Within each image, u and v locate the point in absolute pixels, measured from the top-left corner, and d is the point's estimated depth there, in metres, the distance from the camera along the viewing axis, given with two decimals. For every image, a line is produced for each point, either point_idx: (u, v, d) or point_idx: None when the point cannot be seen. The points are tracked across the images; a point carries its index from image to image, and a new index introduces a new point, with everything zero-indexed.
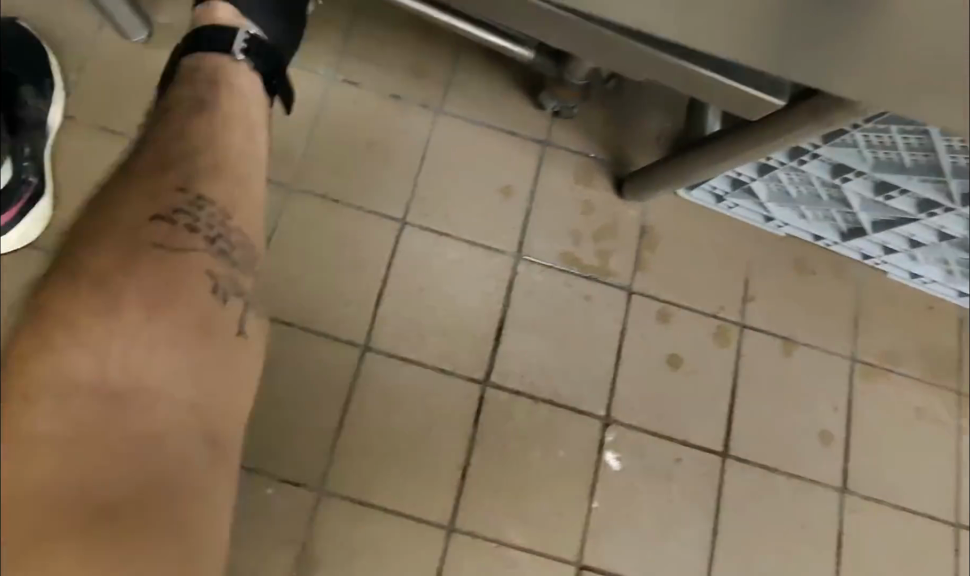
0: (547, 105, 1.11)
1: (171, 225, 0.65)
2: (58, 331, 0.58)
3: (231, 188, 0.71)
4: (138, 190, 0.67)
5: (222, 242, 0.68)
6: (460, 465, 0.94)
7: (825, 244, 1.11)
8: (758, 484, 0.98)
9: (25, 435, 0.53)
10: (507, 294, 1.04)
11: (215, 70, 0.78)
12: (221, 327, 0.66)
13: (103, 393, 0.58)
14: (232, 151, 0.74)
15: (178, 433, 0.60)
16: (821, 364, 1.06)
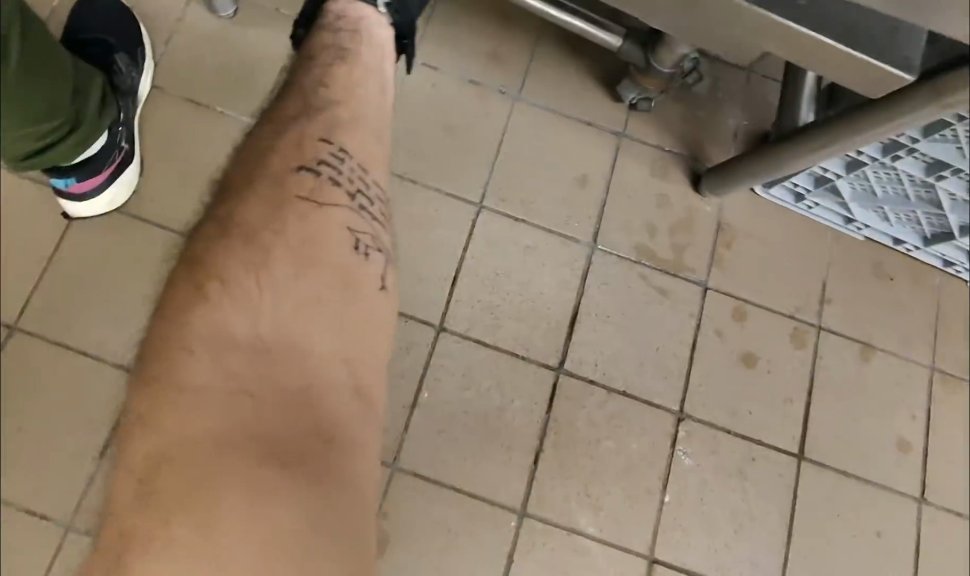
0: (624, 97, 1.11)
1: (317, 178, 0.64)
2: (213, 284, 0.59)
3: (368, 142, 0.69)
4: (284, 143, 0.66)
5: (363, 199, 0.66)
6: (531, 450, 0.95)
7: (906, 248, 1.09)
8: (834, 489, 0.97)
9: (189, 384, 0.55)
10: (581, 283, 1.04)
11: (357, 19, 0.74)
12: (364, 281, 0.63)
13: (256, 343, 0.57)
14: (368, 107, 0.71)
15: (325, 386, 0.58)
16: (900, 370, 1.04)
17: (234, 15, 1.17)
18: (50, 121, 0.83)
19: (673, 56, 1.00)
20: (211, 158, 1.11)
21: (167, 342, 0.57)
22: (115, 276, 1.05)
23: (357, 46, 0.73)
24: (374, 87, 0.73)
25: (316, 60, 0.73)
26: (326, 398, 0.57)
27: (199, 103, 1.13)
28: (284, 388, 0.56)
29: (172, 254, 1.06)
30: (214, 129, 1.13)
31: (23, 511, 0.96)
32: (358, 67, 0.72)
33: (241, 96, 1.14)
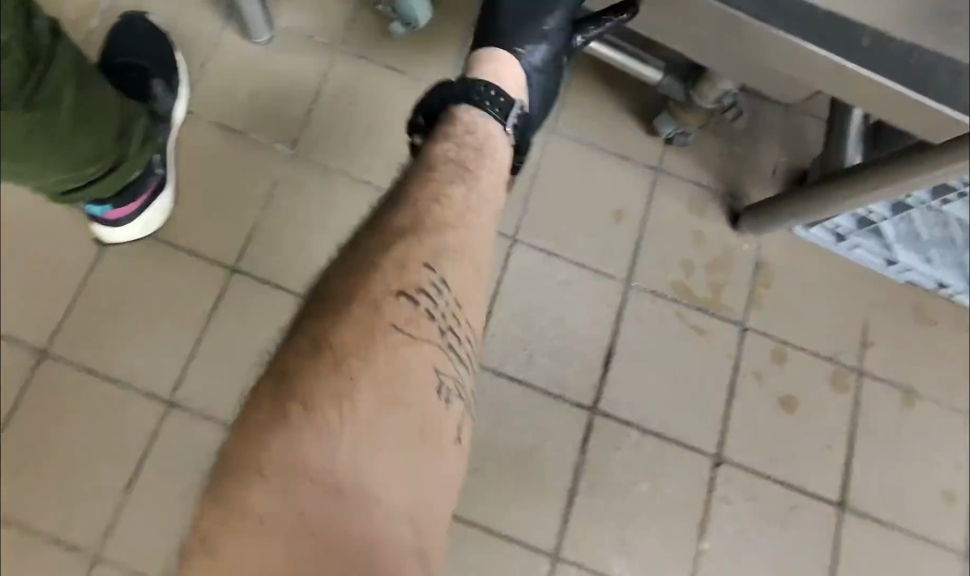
0: (662, 130, 1.09)
1: (414, 308, 0.58)
2: (295, 407, 0.51)
3: (471, 276, 0.63)
4: (386, 262, 0.60)
5: (453, 336, 0.60)
6: (566, 491, 0.93)
7: (948, 292, 1.06)
8: (876, 540, 0.94)
9: (256, 517, 0.48)
10: (616, 320, 1.03)
11: (484, 138, 0.72)
12: (441, 438, 0.56)
13: (329, 485, 0.49)
14: (478, 237, 0.66)
15: (397, 539, 0.50)
16: (945, 418, 1.01)
17: (270, 43, 1.18)
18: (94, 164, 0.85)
19: (713, 91, 0.99)
20: (246, 185, 1.12)
21: (237, 462, 0.50)
22: (148, 304, 1.05)
23: (476, 165, 0.69)
24: (487, 216, 0.68)
25: (434, 171, 0.67)
26: (393, 566, 0.49)
27: (234, 130, 1.14)
28: (354, 539, 0.49)
29: (205, 283, 1.06)
30: (283, 189, 1.12)
31: (51, 539, 0.96)
32: (474, 189, 0.67)
33: (277, 124, 1.15)
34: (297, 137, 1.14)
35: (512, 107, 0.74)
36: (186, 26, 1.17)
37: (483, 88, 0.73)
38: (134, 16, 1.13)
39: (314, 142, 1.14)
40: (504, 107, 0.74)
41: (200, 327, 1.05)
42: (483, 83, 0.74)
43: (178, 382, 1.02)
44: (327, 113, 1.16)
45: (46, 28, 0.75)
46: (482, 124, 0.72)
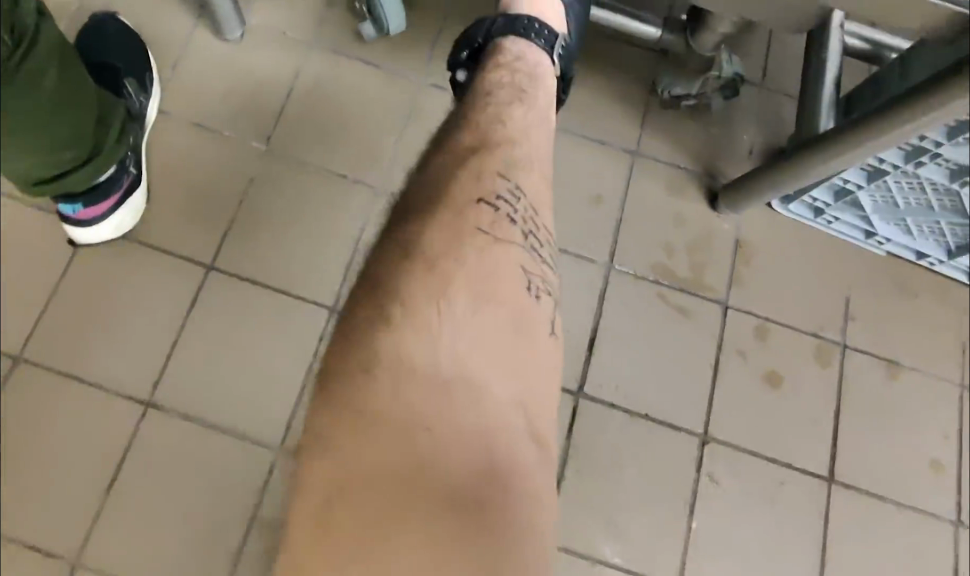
0: (661, 89, 1.10)
1: (495, 213, 0.61)
2: (396, 307, 0.56)
3: (542, 185, 0.65)
4: (450, 201, 0.61)
5: (534, 239, 0.63)
6: (554, 476, 0.92)
7: (930, 262, 1.06)
8: (865, 512, 0.94)
9: (370, 410, 0.52)
10: (599, 304, 1.02)
11: (534, 65, 0.72)
12: (535, 329, 0.60)
13: (436, 377, 0.54)
14: (542, 150, 0.68)
15: (503, 423, 0.54)
16: (930, 389, 1.01)
17: (242, 40, 1.17)
18: (68, 151, 0.82)
19: (711, 42, 1.01)
20: (220, 182, 1.10)
21: (349, 365, 0.54)
22: (124, 306, 1.03)
23: (533, 90, 0.70)
24: (544, 132, 0.69)
25: (491, 95, 0.68)
26: (503, 446, 0.54)
27: (208, 128, 1.12)
28: (464, 430, 0.53)
29: (182, 282, 1.05)
30: (283, 188, 1.10)
31: (30, 546, 0.94)
32: (533, 108, 0.69)
33: (251, 119, 1.13)
34: (271, 133, 1.13)
35: (556, 39, 0.74)
36: (155, 24, 1.16)
37: (522, 17, 0.73)
38: (103, 17, 1.11)
39: (288, 137, 1.12)
40: (550, 38, 0.73)
41: (178, 326, 1.03)
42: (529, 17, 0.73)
43: (156, 383, 1.00)
44: (301, 107, 1.14)
45: (29, 7, 0.74)
46: (532, 53, 0.72)
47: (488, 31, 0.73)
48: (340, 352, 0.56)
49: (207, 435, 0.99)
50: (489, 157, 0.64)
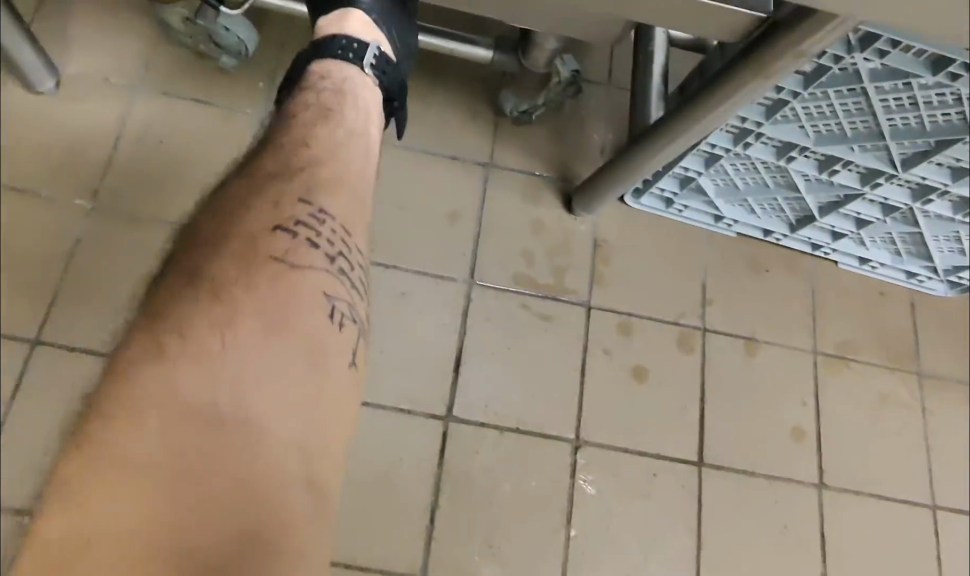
0: (506, 107, 1.07)
1: (292, 240, 0.59)
2: (172, 342, 0.52)
3: (353, 205, 0.64)
4: (262, 202, 0.61)
5: (345, 261, 0.61)
6: (427, 507, 0.89)
7: (776, 238, 1.08)
8: (736, 490, 0.96)
9: (121, 455, 0.48)
10: (462, 323, 0.99)
11: (341, 82, 0.71)
12: (334, 354, 0.58)
13: (210, 414, 0.51)
14: (351, 171, 0.66)
15: (282, 460, 0.52)
16: (787, 360, 1.04)
17: (58, 89, 1.07)
18: None
19: (543, 55, 0.99)
20: (44, 249, 1.00)
21: (114, 410, 0.50)
22: None
23: (341, 108, 0.69)
24: (361, 148, 0.68)
25: (296, 116, 0.68)
26: (277, 489, 0.51)
27: (25, 189, 1.02)
28: (230, 469, 0.49)
29: (6, 358, 0.95)
30: (111, 243, 1.01)
31: None
32: (342, 127, 0.68)
33: (71, 176, 1.03)
34: (97, 188, 1.03)
35: (367, 53, 0.72)
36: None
37: (331, 37, 0.72)
38: None
39: (116, 190, 1.03)
40: (361, 54, 0.72)
41: (4, 411, 0.94)
42: (339, 37, 0.72)
43: None
44: (130, 157, 1.05)
45: None
46: (340, 70, 0.71)
47: (302, 61, 0.73)
48: (105, 398, 0.50)
49: None
50: (293, 183, 0.62)
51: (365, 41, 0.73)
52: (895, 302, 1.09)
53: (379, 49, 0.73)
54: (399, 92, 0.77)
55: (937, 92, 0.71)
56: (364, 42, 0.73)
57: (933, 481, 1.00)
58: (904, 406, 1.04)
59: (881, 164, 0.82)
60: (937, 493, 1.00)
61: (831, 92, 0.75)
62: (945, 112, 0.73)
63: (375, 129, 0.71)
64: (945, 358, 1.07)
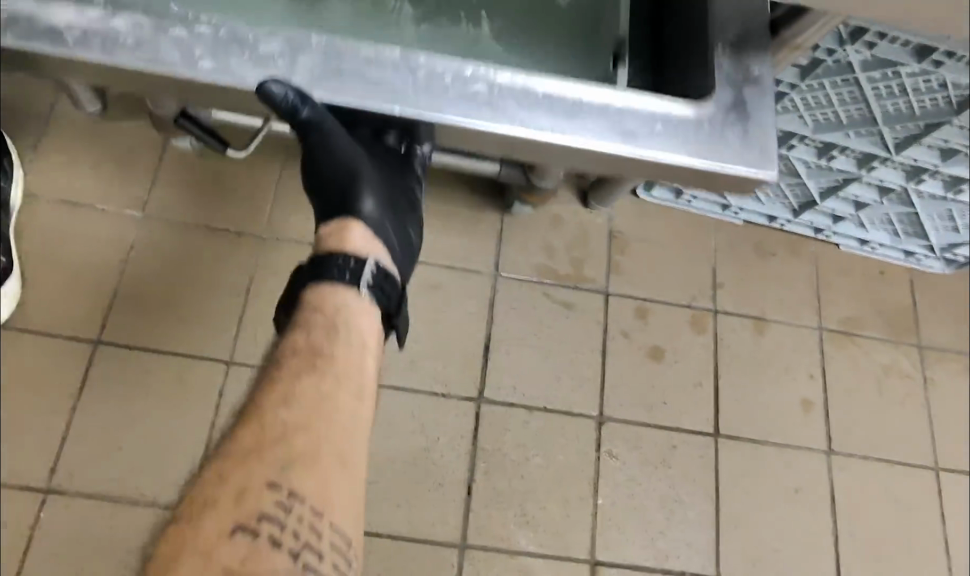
0: (515, 208, 1.09)
1: (251, 545, 0.54)
2: None
3: (330, 476, 0.58)
4: (225, 482, 0.56)
5: (313, 558, 0.55)
6: (463, 481, 0.96)
7: (780, 223, 1.15)
8: (750, 458, 1.02)
9: None
10: (489, 313, 1.06)
11: (335, 313, 0.64)
12: None
13: None
14: (334, 429, 0.60)
15: None
16: (795, 336, 1.10)
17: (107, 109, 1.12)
18: None
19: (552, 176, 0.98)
20: (98, 258, 1.05)
21: None
22: (10, 396, 0.98)
23: (333, 348, 0.63)
24: (349, 394, 0.62)
25: (283, 367, 0.62)
26: None
27: (77, 203, 1.07)
28: None
29: (67, 363, 1.00)
30: (161, 250, 1.06)
31: None
32: (329, 377, 0.62)
33: (121, 189, 1.09)
34: (147, 200, 1.09)
35: (365, 267, 0.65)
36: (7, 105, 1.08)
37: (329, 255, 0.65)
38: None
39: (166, 200, 1.09)
40: (358, 267, 0.65)
41: (70, 409, 0.98)
42: (339, 252, 0.65)
43: (55, 469, 0.95)
44: (176, 169, 1.11)
45: None
46: (336, 295, 0.64)
47: (299, 279, 0.66)
48: None
49: (114, 510, 0.94)
50: (262, 462, 0.57)
51: (364, 255, 0.66)
52: (894, 280, 1.16)
53: (377, 265, 0.66)
54: (402, 307, 0.68)
55: (923, 78, 0.77)
56: (362, 255, 0.65)
57: (935, 445, 1.06)
58: (906, 376, 1.10)
59: (874, 149, 0.89)
60: (940, 456, 1.06)
61: (826, 83, 0.81)
62: (932, 97, 0.79)
63: (369, 364, 0.65)
64: (944, 331, 1.13)
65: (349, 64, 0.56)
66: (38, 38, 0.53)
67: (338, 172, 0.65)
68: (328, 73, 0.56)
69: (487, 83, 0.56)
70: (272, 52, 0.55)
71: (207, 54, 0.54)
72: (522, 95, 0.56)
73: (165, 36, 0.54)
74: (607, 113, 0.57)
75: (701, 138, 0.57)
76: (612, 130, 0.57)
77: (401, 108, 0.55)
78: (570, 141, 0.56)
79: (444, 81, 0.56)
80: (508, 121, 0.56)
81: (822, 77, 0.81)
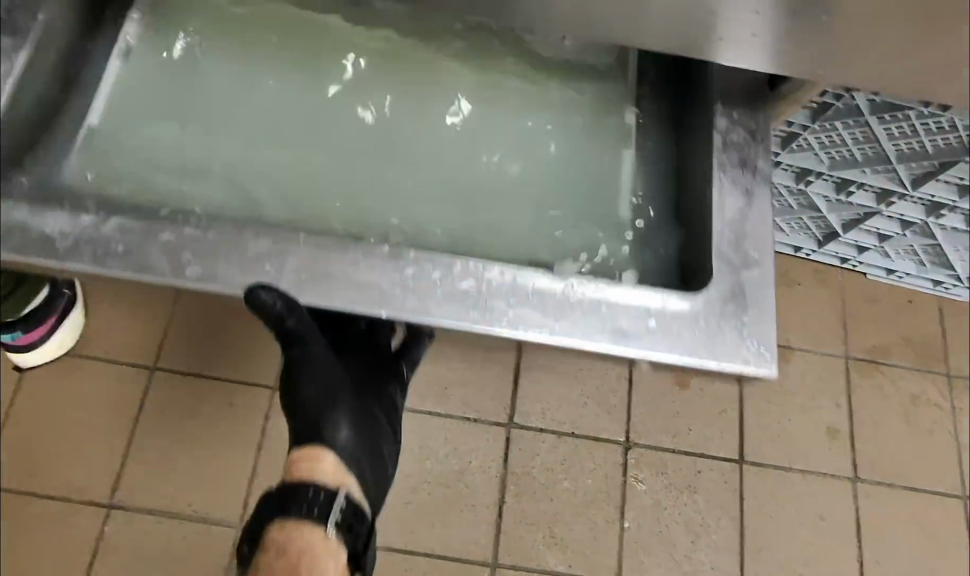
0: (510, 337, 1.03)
1: None
2: None
3: None
4: None
5: None
6: (494, 504, 1.00)
7: (805, 253, 1.17)
8: (775, 485, 1.04)
9: None
10: None
11: (300, 549, 0.68)
12: None
13: None
14: None
15: None
16: (820, 365, 1.12)
17: None
18: None
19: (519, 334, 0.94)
20: None
21: None
22: (75, 418, 1.06)
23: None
24: None
25: None
26: None
27: None
28: None
29: (129, 391, 1.07)
30: None
31: None
32: None
33: None
34: None
35: (335, 496, 0.71)
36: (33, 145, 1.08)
37: (299, 485, 0.71)
38: None
39: None
40: (328, 495, 0.71)
41: (129, 429, 1.05)
42: (311, 484, 0.71)
43: (116, 485, 1.03)
44: None
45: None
46: (304, 532, 0.70)
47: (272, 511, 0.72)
48: None
49: (168, 527, 1.01)
50: None
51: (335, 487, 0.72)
52: (921, 309, 1.17)
53: (346, 496, 0.72)
54: (370, 544, 0.73)
55: (933, 120, 0.80)
56: (332, 484, 0.72)
57: (964, 474, 1.07)
58: (934, 405, 1.11)
59: (890, 185, 0.92)
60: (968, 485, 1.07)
61: (839, 125, 0.85)
62: (944, 136, 0.82)
63: None
64: None
65: (336, 266, 0.56)
66: (33, 251, 0.54)
67: (319, 393, 0.74)
68: (318, 267, 0.56)
69: (477, 280, 0.56)
70: (261, 253, 0.56)
71: (195, 262, 0.55)
72: (510, 293, 0.56)
73: (155, 243, 0.55)
74: (600, 308, 0.55)
75: (699, 330, 0.56)
76: (604, 328, 0.55)
77: (387, 311, 0.55)
78: (558, 340, 0.55)
79: (432, 280, 0.56)
80: (497, 323, 0.55)
81: (834, 120, 0.84)
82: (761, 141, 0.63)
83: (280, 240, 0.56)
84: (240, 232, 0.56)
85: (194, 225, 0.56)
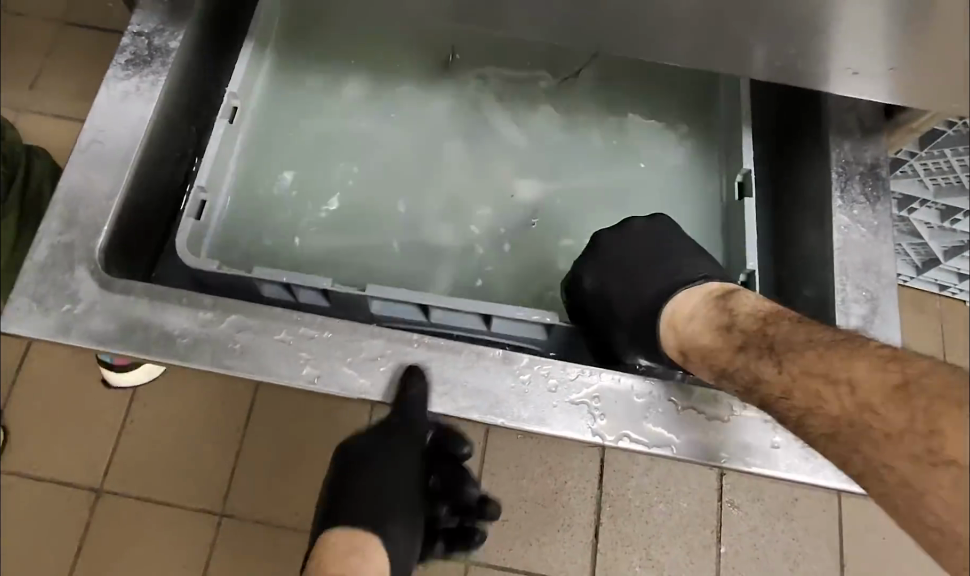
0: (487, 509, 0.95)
1: None
2: None
3: None
4: None
5: None
6: (590, 523, 1.01)
7: (902, 279, 1.15)
8: (876, 515, 1.02)
9: None
10: None
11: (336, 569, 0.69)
12: None
13: None
14: None
15: None
16: None
17: None
18: None
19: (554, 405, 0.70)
20: None
21: None
22: (183, 431, 1.07)
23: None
24: None
25: None
26: None
27: None
28: None
29: (228, 414, 1.08)
30: None
31: None
32: None
33: None
34: None
35: None
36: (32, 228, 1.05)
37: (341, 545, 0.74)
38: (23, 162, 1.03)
39: None
40: None
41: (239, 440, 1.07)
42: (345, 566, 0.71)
43: (226, 494, 1.04)
44: None
45: None
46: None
47: None
48: None
49: (274, 537, 1.02)
50: None
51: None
52: None
53: None
54: None
55: None
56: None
57: None
58: None
59: None
60: None
61: (949, 153, 0.84)
62: None
63: None
64: None
65: (451, 367, 0.59)
66: (155, 347, 0.57)
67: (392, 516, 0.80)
68: (431, 377, 0.58)
69: (592, 394, 0.58)
70: (374, 355, 0.58)
71: (311, 361, 0.58)
72: (621, 406, 0.58)
73: (271, 339, 0.58)
74: (704, 428, 0.59)
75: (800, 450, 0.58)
76: (711, 448, 0.58)
77: (504, 420, 0.58)
78: (657, 453, 0.58)
79: (550, 385, 0.59)
80: (610, 437, 0.58)
81: (943, 147, 0.83)
82: (882, 241, 0.62)
83: (392, 347, 0.59)
84: (353, 342, 0.59)
85: (308, 325, 0.59)
